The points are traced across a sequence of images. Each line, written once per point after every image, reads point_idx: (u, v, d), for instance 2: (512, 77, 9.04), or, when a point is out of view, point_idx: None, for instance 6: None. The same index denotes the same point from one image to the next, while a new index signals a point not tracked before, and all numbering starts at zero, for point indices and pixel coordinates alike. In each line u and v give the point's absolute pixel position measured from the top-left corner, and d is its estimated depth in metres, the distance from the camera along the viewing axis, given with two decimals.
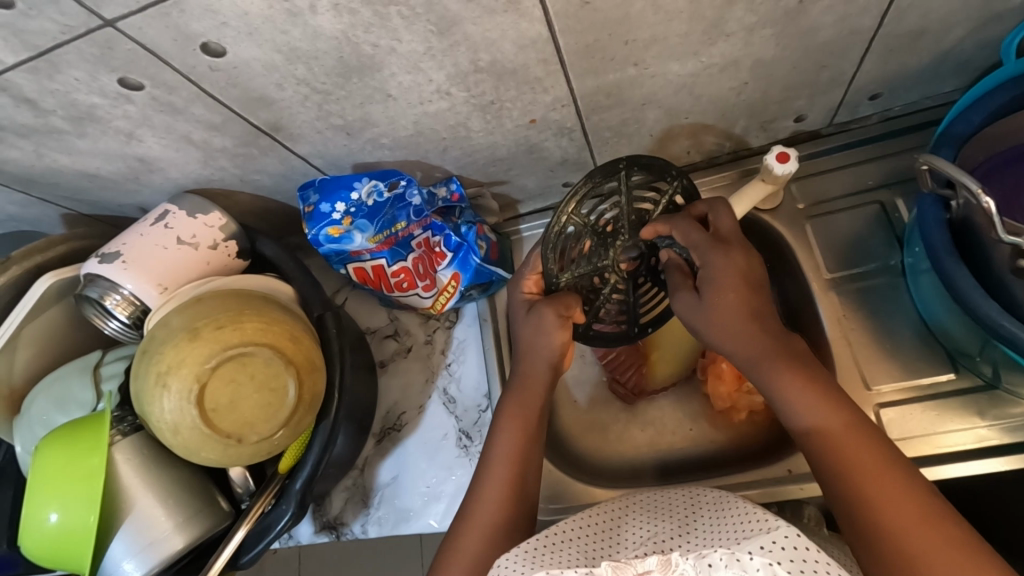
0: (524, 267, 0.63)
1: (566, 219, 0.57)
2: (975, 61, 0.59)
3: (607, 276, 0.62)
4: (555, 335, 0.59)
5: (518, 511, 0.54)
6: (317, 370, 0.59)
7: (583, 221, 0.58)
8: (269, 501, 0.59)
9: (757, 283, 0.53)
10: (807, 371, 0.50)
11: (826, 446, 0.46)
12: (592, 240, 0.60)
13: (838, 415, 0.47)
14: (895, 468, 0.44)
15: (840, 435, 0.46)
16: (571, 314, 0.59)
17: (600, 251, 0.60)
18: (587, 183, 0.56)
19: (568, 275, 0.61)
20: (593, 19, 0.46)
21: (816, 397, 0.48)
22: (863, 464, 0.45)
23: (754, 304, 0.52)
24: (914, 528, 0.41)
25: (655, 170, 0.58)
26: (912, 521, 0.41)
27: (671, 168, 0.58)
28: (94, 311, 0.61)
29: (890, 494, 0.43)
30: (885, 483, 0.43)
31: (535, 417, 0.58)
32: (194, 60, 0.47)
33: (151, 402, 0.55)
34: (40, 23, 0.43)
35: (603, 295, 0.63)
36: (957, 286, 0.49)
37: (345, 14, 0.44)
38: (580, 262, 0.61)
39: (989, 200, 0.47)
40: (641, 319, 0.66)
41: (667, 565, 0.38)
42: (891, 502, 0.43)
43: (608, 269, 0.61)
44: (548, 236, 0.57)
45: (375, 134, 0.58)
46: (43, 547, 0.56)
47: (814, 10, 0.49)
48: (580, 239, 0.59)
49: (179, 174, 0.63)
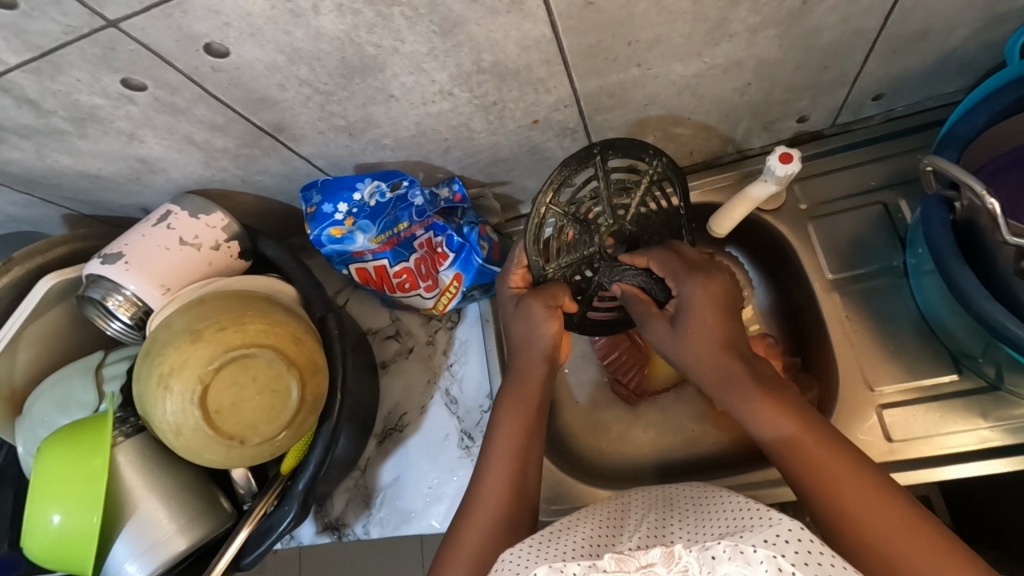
0: (510, 262, 0.62)
1: (546, 210, 0.57)
2: (980, 60, 0.59)
3: (597, 262, 0.62)
4: (546, 326, 0.58)
5: (520, 509, 0.54)
6: (320, 372, 0.58)
7: (564, 211, 0.58)
8: (272, 503, 0.59)
9: (732, 312, 0.53)
10: (777, 392, 0.49)
11: (803, 456, 0.46)
12: (576, 229, 0.60)
13: (808, 426, 0.47)
14: (874, 481, 0.44)
15: (809, 448, 0.46)
16: (559, 303, 0.59)
17: (585, 238, 0.61)
18: (562, 171, 0.55)
19: (556, 266, 0.61)
20: (597, 19, 0.46)
21: (787, 413, 0.48)
22: (835, 475, 0.45)
23: (727, 333, 0.52)
24: (894, 537, 0.41)
25: (632, 151, 0.57)
26: (896, 528, 0.41)
27: (649, 147, 0.57)
28: (97, 312, 0.61)
29: (870, 505, 0.43)
30: (867, 495, 0.43)
31: (536, 414, 0.58)
32: (196, 61, 0.47)
33: (153, 404, 0.55)
34: (42, 24, 0.43)
35: (594, 283, 0.63)
36: (961, 288, 0.49)
37: (348, 14, 0.43)
38: (565, 249, 0.61)
39: (994, 202, 0.46)
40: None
41: (670, 557, 0.38)
42: (873, 512, 0.42)
43: (595, 253, 0.61)
44: (531, 230, 0.57)
45: (377, 135, 0.58)
46: (47, 550, 0.56)
47: (819, 10, 0.49)
48: (562, 229, 0.60)
49: (182, 176, 0.63)
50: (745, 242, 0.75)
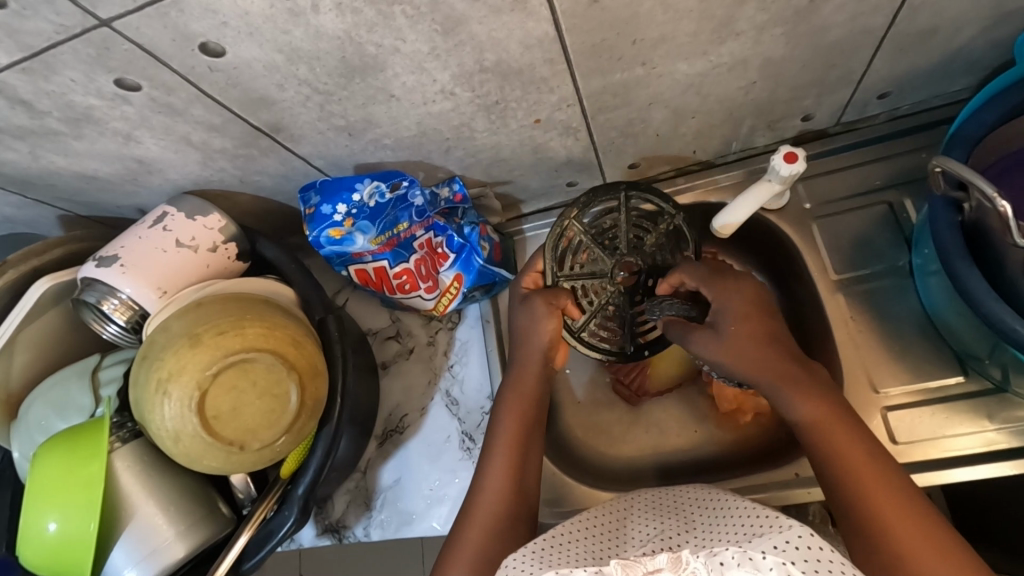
0: (526, 266, 0.65)
1: (569, 224, 0.61)
2: (986, 59, 0.58)
3: (605, 286, 0.63)
4: (545, 324, 0.59)
5: (521, 504, 0.53)
6: (319, 374, 0.58)
7: (586, 232, 0.62)
8: (271, 507, 0.58)
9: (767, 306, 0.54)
10: (822, 394, 0.49)
11: (831, 450, 0.47)
12: (592, 253, 0.63)
13: (841, 420, 0.48)
14: (898, 491, 0.44)
15: (839, 443, 0.47)
16: (560, 303, 0.59)
17: (599, 263, 0.63)
18: (590, 194, 0.61)
19: (566, 279, 0.63)
20: (602, 18, 0.45)
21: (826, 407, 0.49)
22: (865, 478, 0.45)
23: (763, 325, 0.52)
24: (915, 546, 0.41)
25: (656, 199, 0.62)
26: (916, 541, 0.41)
27: (670, 199, 0.62)
28: (92, 316, 0.60)
29: (895, 507, 0.43)
30: (894, 501, 0.43)
31: (533, 409, 0.58)
32: (193, 61, 0.46)
33: (151, 410, 0.54)
34: (35, 24, 0.42)
35: (599, 305, 0.63)
36: (971, 291, 0.49)
37: (348, 13, 0.43)
38: (580, 268, 0.63)
39: (1005, 204, 0.45)
40: (638, 338, 0.64)
41: (678, 564, 0.37)
42: (898, 523, 0.42)
43: (605, 278, 0.63)
44: (551, 237, 0.61)
45: (377, 135, 0.57)
46: (43, 558, 0.55)
47: (826, 9, 0.48)
48: (581, 250, 0.63)
49: (179, 176, 0.62)
50: (748, 242, 0.74)
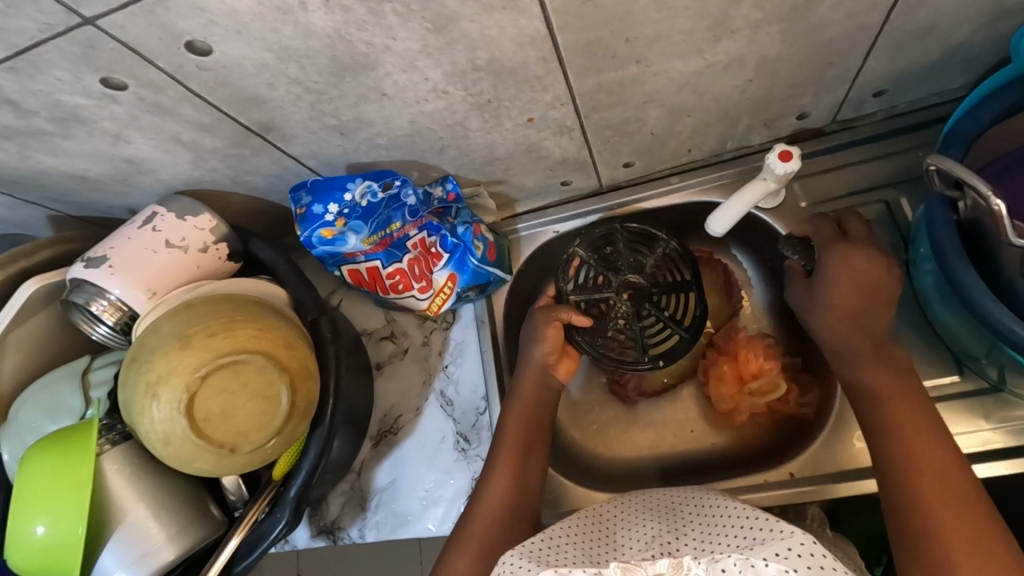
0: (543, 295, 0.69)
1: (573, 251, 0.67)
2: (983, 57, 0.58)
3: (613, 304, 0.66)
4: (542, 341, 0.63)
5: (524, 503, 0.56)
6: (311, 377, 0.57)
7: (591, 257, 0.67)
8: (263, 510, 0.58)
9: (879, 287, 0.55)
10: (903, 378, 0.52)
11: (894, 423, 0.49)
12: (600, 274, 0.66)
13: (910, 397, 0.50)
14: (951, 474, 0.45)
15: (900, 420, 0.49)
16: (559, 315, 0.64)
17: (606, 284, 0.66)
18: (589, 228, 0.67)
19: (577, 297, 0.66)
20: (595, 15, 0.45)
21: (898, 381, 0.51)
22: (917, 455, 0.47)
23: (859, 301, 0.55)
24: (949, 527, 0.43)
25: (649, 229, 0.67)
26: (952, 522, 0.43)
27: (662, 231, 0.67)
28: (81, 317, 0.59)
29: (937, 489, 0.45)
30: (941, 480, 0.45)
31: (534, 414, 0.61)
32: (180, 60, 0.46)
33: (140, 412, 0.54)
34: (18, 22, 0.41)
35: (609, 319, 0.66)
36: (968, 291, 0.48)
37: (337, 11, 0.42)
38: (588, 288, 0.66)
39: (1001, 203, 0.45)
40: (648, 351, 0.65)
41: (679, 568, 0.37)
42: (938, 504, 0.44)
43: (612, 295, 0.66)
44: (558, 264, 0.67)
45: (370, 134, 0.57)
46: (32, 562, 0.54)
47: (821, 7, 0.48)
48: (589, 274, 0.67)
49: (170, 176, 0.62)
50: (745, 241, 0.74)
